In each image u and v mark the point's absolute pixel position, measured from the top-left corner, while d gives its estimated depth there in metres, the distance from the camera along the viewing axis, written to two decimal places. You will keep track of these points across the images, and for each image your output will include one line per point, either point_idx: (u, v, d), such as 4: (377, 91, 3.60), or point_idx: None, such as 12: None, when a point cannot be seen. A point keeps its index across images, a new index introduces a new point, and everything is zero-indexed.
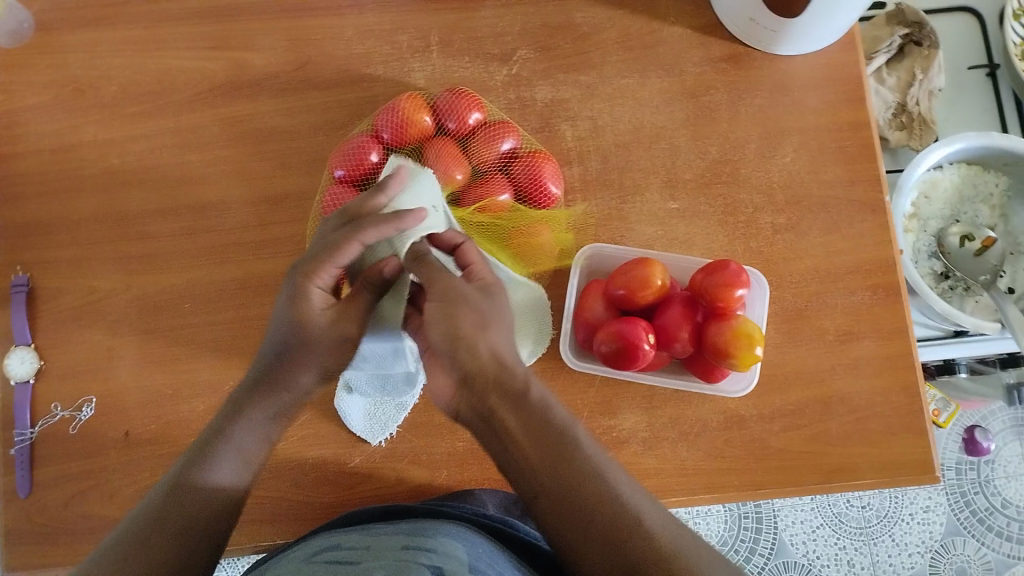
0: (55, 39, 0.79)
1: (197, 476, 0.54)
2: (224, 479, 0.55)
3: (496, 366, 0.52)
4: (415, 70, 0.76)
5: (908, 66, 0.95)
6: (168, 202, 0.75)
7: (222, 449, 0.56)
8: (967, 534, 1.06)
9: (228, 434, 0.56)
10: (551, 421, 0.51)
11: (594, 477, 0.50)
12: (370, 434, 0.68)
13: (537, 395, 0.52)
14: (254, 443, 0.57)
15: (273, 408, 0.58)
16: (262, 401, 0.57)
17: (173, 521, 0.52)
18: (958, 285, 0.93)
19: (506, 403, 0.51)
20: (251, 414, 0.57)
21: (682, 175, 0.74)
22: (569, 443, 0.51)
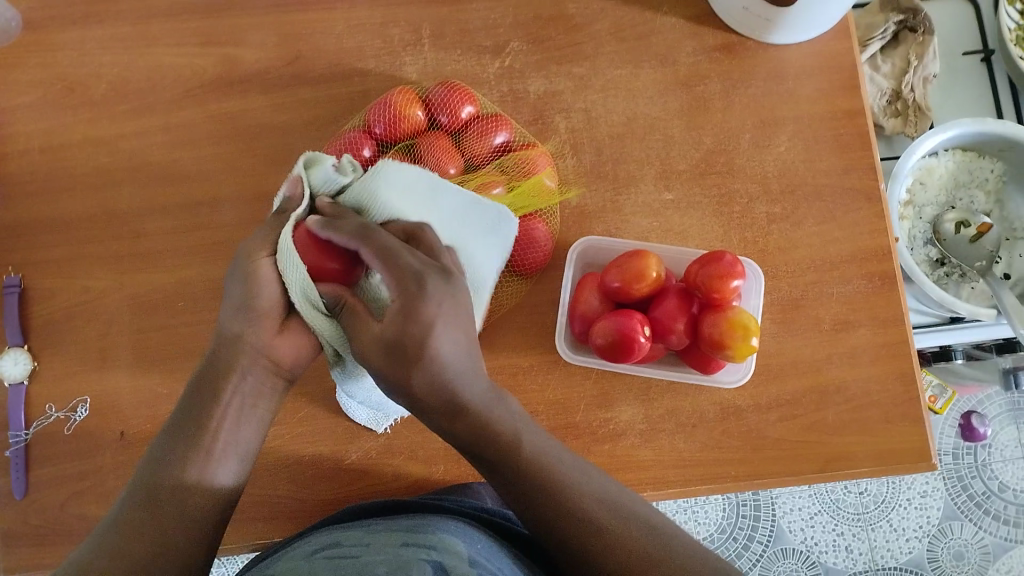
0: (44, 37, 0.78)
1: (169, 462, 0.52)
2: (190, 459, 0.51)
3: (429, 390, 0.48)
4: (407, 63, 0.76)
5: (904, 52, 0.94)
6: (160, 200, 0.74)
7: (184, 429, 0.52)
8: (965, 518, 1.06)
9: (195, 411, 0.53)
10: (497, 437, 0.50)
11: (554, 485, 0.50)
12: (375, 423, 0.68)
13: (479, 403, 0.50)
14: (213, 409, 0.53)
15: (228, 368, 0.53)
16: (219, 370, 0.53)
17: (151, 513, 0.50)
18: (954, 271, 0.93)
19: (449, 417, 0.50)
20: (206, 387, 0.53)
21: (677, 166, 0.73)
22: (523, 455, 0.51)
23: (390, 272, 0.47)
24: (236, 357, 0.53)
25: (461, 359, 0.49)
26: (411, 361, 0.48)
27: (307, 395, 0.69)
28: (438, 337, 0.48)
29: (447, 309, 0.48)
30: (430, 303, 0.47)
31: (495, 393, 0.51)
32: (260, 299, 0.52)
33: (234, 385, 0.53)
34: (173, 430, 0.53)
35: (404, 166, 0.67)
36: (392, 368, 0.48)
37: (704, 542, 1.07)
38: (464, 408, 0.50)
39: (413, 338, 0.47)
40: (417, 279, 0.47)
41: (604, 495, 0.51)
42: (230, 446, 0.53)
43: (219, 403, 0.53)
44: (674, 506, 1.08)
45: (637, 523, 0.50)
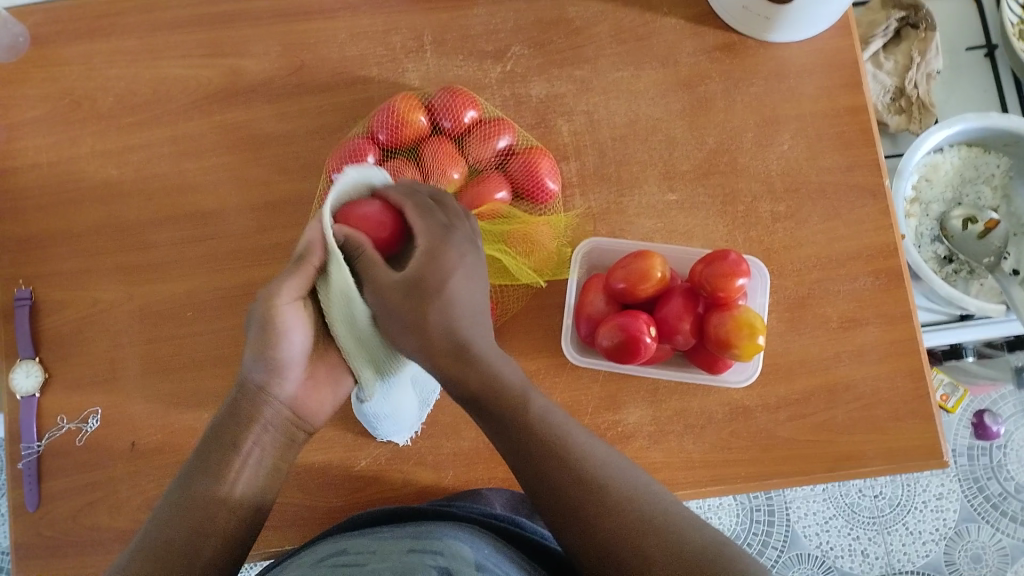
0: (50, 52, 0.79)
1: (196, 488, 0.52)
2: (220, 489, 0.53)
3: (444, 333, 0.53)
4: (409, 70, 0.76)
5: (906, 49, 0.94)
6: (167, 211, 0.75)
7: (208, 467, 0.53)
8: (981, 519, 1.05)
9: (217, 451, 0.54)
10: (503, 388, 0.53)
11: (560, 448, 0.51)
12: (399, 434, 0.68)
13: (488, 355, 0.54)
14: (231, 450, 0.54)
15: (250, 416, 0.55)
16: (236, 415, 0.55)
17: (175, 536, 0.50)
18: (963, 268, 0.92)
19: (457, 359, 0.53)
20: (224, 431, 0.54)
21: (680, 167, 0.73)
22: (533, 417, 0.52)
23: (412, 227, 0.55)
24: (258, 407, 0.55)
25: (471, 310, 0.55)
26: (430, 297, 0.53)
27: None
28: (451, 287, 0.54)
29: (461, 267, 0.55)
30: (444, 260, 0.54)
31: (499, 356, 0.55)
32: (287, 349, 0.54)
33: (247, 421, 0.55)
34: (195, 468, 0.54)
35: (408, 174, 0.68)
36: (405, 304, 0.52)
37: None
38: (473, 354, 0.53)
39: (427, 281, 0.53)
40: (430, 241, 0.54)
41: (614, 470, 0.50)
42: (251, 482, 0.54)
43: (240, 448, 0.54)
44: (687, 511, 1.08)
45: (645, 500, 0.49)
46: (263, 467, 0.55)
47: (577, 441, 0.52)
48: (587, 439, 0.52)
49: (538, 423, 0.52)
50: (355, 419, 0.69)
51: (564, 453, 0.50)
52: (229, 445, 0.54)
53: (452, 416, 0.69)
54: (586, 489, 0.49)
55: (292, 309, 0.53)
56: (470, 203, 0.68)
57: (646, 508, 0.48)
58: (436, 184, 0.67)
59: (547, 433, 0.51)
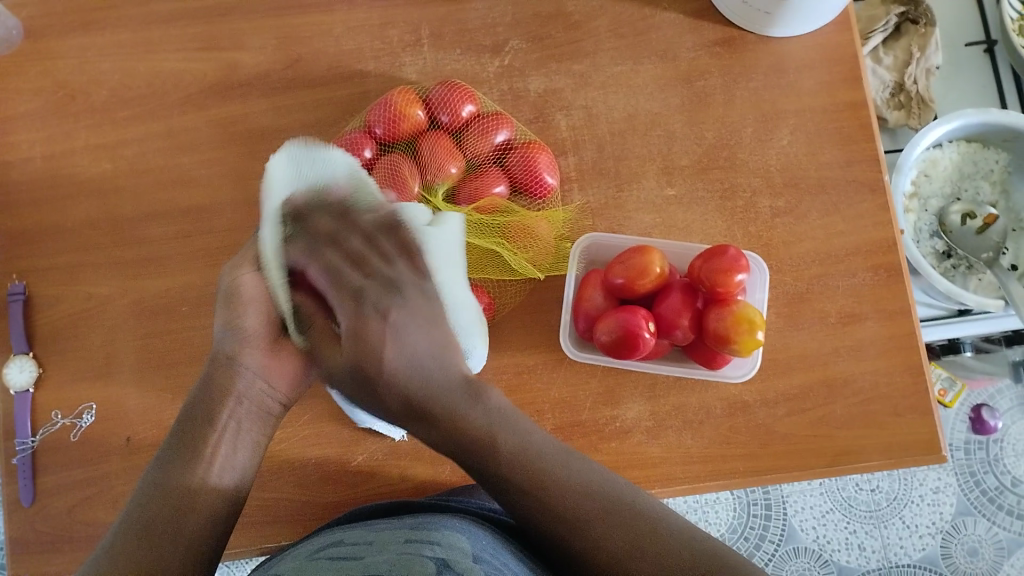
0: (44, 45, 0.78)
1: (169, 477, 0.54)
2: (193, 474, 0.54)
3: (400, 401, 0.54)
4: (406, 64, 0.76)
5: (905, 44, 0.94)
6: (163, 205, 0.75)
7: (183, 452, 0.55)
8: (978, 513, 1.05)
9: (192, 433, 0.56)
10: (471, 439, 0.52)
11: (543, 479, 0.50)
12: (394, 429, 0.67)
13: (456, 407, 0.53)
14: (205, 429, 0.56)
15: (225, 390, 0.58)
16: (209, 391, 0.58)
17: (148, 526, 0.51)
18: (961, 263, 0.92)
19: (421, 421, 0.54)
20: (198, 410, 0.57)
21: (679, 162, 0.73)
22: (504, 455, 0.51)
23: (335, 293, 0.56)
24: (230, 380, 0.58)
25: (421, 363, 0.54)
26: (373, 376, 0.54)
27: (311, 399, 0.69)
28: (390, 347, 0.54)
29: (399, 320, 0.55)
30: (376, 319, 0.55)
31: (474, 397, 0.54)
32: (246, 320, 0.59)
33: (223, 397, 0.58)
34: (166, 459, 0.55)
35: (406, 167, 0.68)
36: (364, 386, 0.55)
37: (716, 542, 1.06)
38: (433, 412, 0.53)
39: (365, 356, 0.54)
40: (356, 296, 0.55)
41: (600, 490, 0.50)
42: (227, 460, 0.56)
43: (216, 423, 0.57)
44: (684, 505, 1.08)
45: (633, 514, 0.49)
46: (235, 453, 0.57)
47: (558, 471, 0.51)
48: (565, 460, 0.51)
49: (514, 459, 0.51)
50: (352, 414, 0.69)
51: (546, 484, 0.50)
52: (204, 424, 0.56)
53: None
54: (573, 521, 0.49)
55: (250, 280, 0.59)
56: (467, 200, 0.69)
57: (636, 525, 0.48)
58: (434, 179, 0.68)
59: (525, 469, 0.51)
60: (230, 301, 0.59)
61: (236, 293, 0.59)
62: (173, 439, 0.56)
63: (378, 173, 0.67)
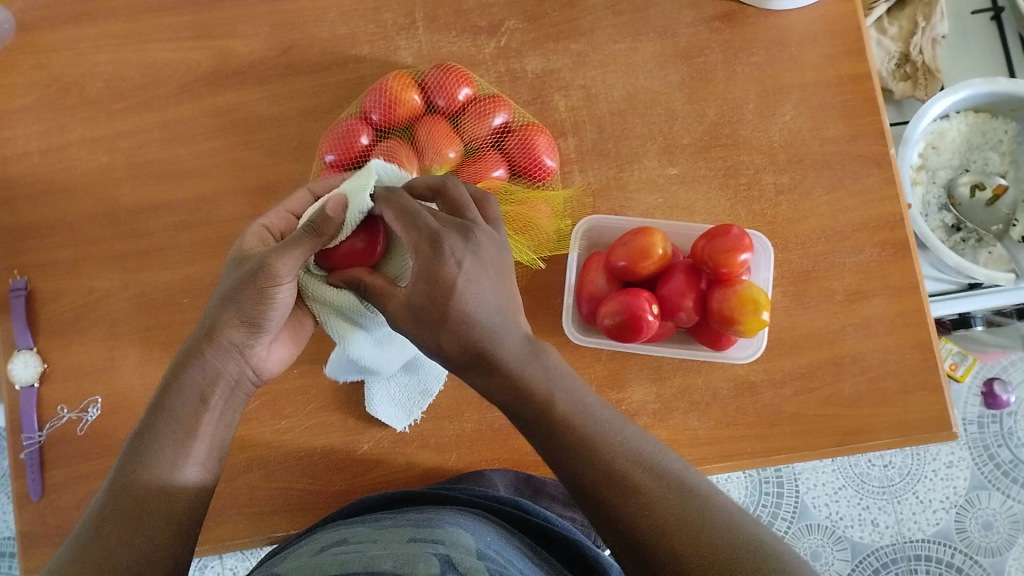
0: (37, 38, 0.77)
1: (144, 460, 0.48)
2: (181, 458, 0.49)
3: (460, 351, 0.48)
4: (401, 48, 0.75)
5: (910, 14, 0.92)
6: (161, 197, 0.74)
7: (170, 430, 0.50)
8: (992, 487, 1.05)
9: (175, 412, 0.50)
10: (531, 396, 0.48)
11: (594, 446, 0.46)
12: (395, 419, 0.68)
13: (514, 358, 0.48)
14: (200, 413, 0.51)
15: (219, 373, 0.52)
16: (199, 367, 0.52)
17: (139, 511, 0.47)
18: (971, 236, 0.91)
19: (484, 372, 0.48)
20: (184, 387, 0.51)
21: (680, 140, 0.72)
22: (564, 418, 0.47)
23: (410, 237, 0.49)
24: (226, 363, 0.53)
25: (490, 315, 0.48)
26: (438, 323, 0.48)
27: (315, 388, 0.69)
28: (457, 280, 0.47)
29: (470, 267, 0.48)
30: (451, 262, 0.48)
31: (532, 346, 0.49)
32: (271, 316, 0.52)
33: (212, 378, 0.52)
34: (144, 432, 0.50)
35: (401, 152, 0.66)
36: (421, 330, 0.48)
37: None
38: (497, 361, 0.48)
39: (435, 295, 0.47)
40: (434, 238, 0.48)
41: (653, 463, 0.46)
42: (215, 446, 0.52)
43: (208, 406, 0.52)
44: None
45: (694, 499, 0.45)
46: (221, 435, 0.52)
47: (613, 440, 0.47)
48: (615, 424, 0.48)
49: (568, 423, 0.47)
50: (357, 403, 0.69)
51: (598, 452, 0.46)
52: (192, 402, 0.51)
53: (454, 398, 0.68)
54: (631, 493, 0.45)
55: (288, 289, 0.52)
56: (466, 184, 0.68)
57: (694, 510, 0.44)
58: (431, 164, 0.66)
59: (578, 435, 0.47)
60: (256, 285, 0.51)
61: (268, 280, 0.50)
62: (159, 399, 0.51)
63: (374, 157, 0.66)
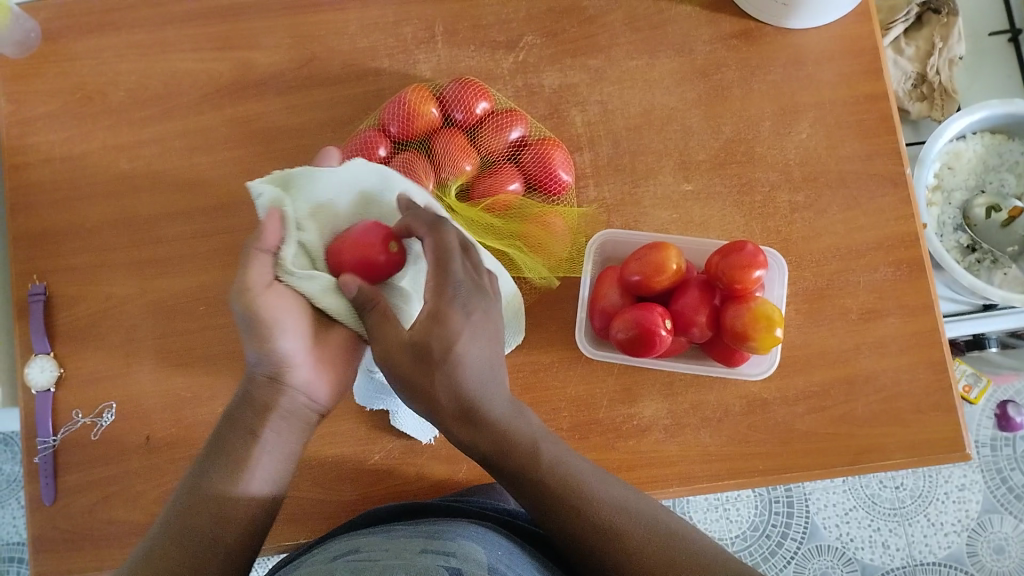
0: (62, 47, 0.79)
1: (198, 488, 0.52)
2: (235, 486, 0.52)
3: (451, 399, 0.49)
4: (420, 61, 0.76)
5: (927, 34, 0.92)
6: (180, 205, 0.75)
7: (223, 462, 0.53)
8: (1004, 511, 1.04)
9: (227, 448, 0.54)
10: (514, 447, 0.50)
11: (575, 493, 0.50)
12: (421, 431, 0.67)
13: (499, 414, 0.50)
14: (248, 445, 0.54)
15: (265, 406, 0.54)
16: (248, 404, 0.54)
17: (188, 538, 0.51)
18: (986, 258, 0.90)
19: (466, 424, 0.50)
20: (235, 425, 0.54)
21: (696, 157, 0.72)
22: (544, 466, 0.50)
23: (433, 276, 0.51)
24: (274, 396, 0.55)
25: (484, 371, 0.50)
26: (434, 364, 0.49)
27: None
28: (462, 333, 0.49)
29: (475, 320, 0.50)
30: (461, 312, 0.50)
31: (515, 404, 0.52)
32: (281, 337, 0.53)
33: (256, 412, 0.54)
34: (200, 471, 0.53)
35: (419, 164, 0.67)
36: (415, 371, 0.49)
37: (736, 540, 1.05)
38: (482, 416, 0.50)
39: (436, 338, 0.49)
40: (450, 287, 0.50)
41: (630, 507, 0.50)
42: (268, 477, 0.54)
43: (258, 440, 0.54)
44: (704, 503, 1.06)
45: (671, 536, 0.48)
46: (277, 468, 0.54)
47: (591, 489, 0.50)
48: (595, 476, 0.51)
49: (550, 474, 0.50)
50: (368, 413, 0.69)
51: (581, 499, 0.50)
52: (242, 438, 0.54)
53: None
54: (610, 536, 0.48)
55: (270, 299, 0.53)
56: (483, 194, 0.69)
57: (674, 546, 0.47)
58: (448, 177, 0.67)
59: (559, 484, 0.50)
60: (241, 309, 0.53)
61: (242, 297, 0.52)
62: (213, 442, 0.54)
63: (392, 171, 0.67)
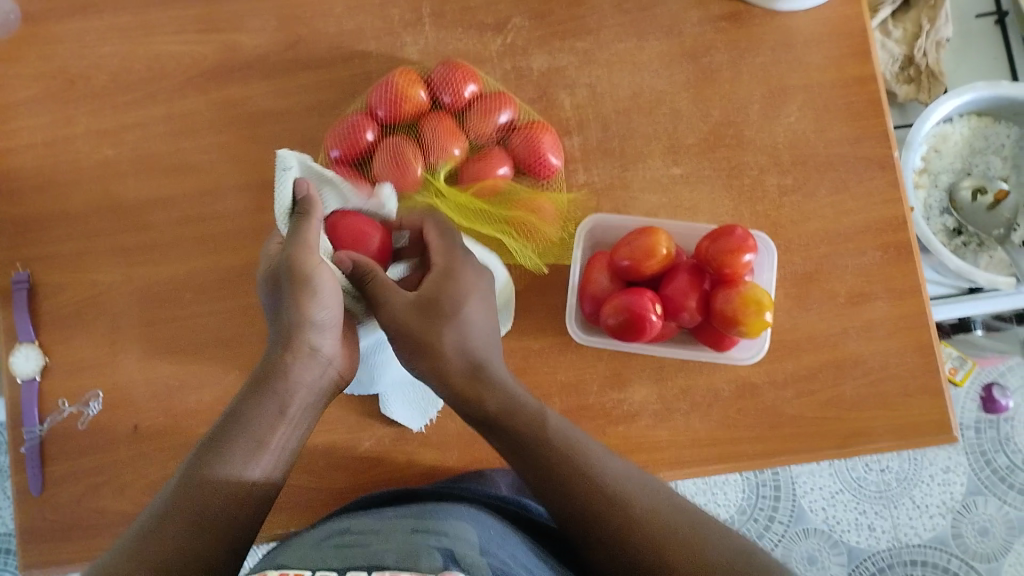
0: (43, 29, 0.77)
1: (211, 468, 0.49)
2: (247, 471, 0.50)
3: (459, 362, 0.55)
4: (407, 44, 0.75)
5: (915, 16, 0.92)
6: (165, 191, 0.74)
7: (243, 434, 0.51)
8: (988, 492, 1.05)
9: (242, 420, 0.51)
10: (517, 416, 0.53)
11: (573, 463, 0.51)
12: (410, 419, 0.67)
13: (499, 377, 0.56)
14: (274, 421, 0.52)
15: (292, 378, 0.53)
16: (281, 380, 0.53)
17: (194, 520, 0.47)
18: (972, 241, 0.91)
19: (474, 390, 0.55)
20: (263, 400, 0.52)
21: (685, 141, 0.72)
22: (546, 438, 0.52)
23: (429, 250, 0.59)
24: (299, 370, 0.53)
25: (484, 337, 0.57)
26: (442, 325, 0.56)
27: None
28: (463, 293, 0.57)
29: (480, 290, 0.59)
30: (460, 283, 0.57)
31: (510, 379, 0.56)
32: (322, 311, 0.54)
33: (284, 388, 0.53)
34: (210, 445, 0.51)
35: (407, 148, 0.66)
36: (423, 330, 0.55)
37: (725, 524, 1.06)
38: (487, 374, 0.55)
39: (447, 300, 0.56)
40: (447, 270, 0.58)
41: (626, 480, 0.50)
42: (284, 456, 0.52)
43: (283, 416, 0.52)
44: (693, 488, 1.07)
45: (666, 510, 0.48)
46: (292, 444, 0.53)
47: (596, 465, 0.51)
48: (599, 454, 0.52)
49: (547, 441, 0.52)
50: (358, 400, 0.69)
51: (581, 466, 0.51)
52: (268, 416, 0.52)
53: None
54: (614, 506, 0.48)
55: (326, 274, 0.54)
56: (470, 181, 0.68)
57: (670, 520, 0.47)
58: (436, 161, 0.66)
59: (560, 452, 0.51)
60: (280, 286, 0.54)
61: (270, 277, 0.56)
62: (226, 420, 0.52)
63: (380, 156, 0.66)
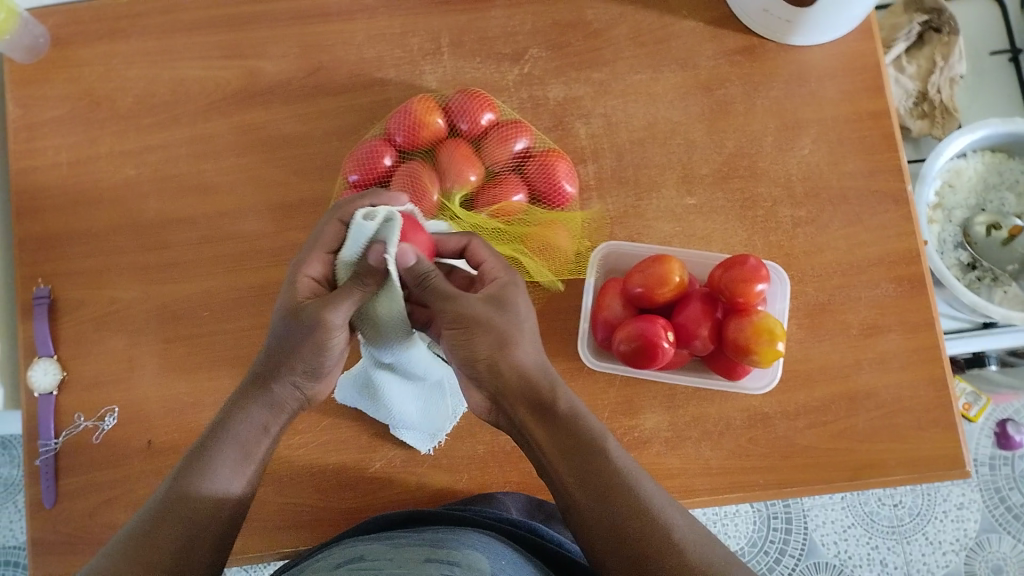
0: (72, 52, 0.79)
1: (195, 480, 0.51)
2: (230, 486, 0.52)
3: (513, 379, 0.54)
4: (426, 72, 0.76)
5: (929, 53, 0.93)
6: (185, 211, 0.75)
7: (233, 449, 0.53)
8: (1003, 530, 1.03)
9: (231, 437, 0.53)
10: (567, 429, 0.52)
11: (621, 483, 0.50)
12: (420, 442, 0.68)
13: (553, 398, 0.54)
14: (259, 437, 0.55)
15: (278, 404, 0.56)
16: (263, 399, 0.55)
17: (182, 528, 0.49)
18: (986, 275, 0.91)
19: (522, 403, 0.54)
20: (252, 411, 0.55)
21: (699, 171, 0.73)
22: (594, 447, 0.52)
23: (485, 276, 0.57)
24: (286, 396, 0.56)
25: (540, 364, 0.55)
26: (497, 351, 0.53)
27: (329, 405, 0.69)
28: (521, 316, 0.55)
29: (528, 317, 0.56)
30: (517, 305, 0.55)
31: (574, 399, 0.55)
32: (328, 361, 0.56)
33: (270, 407, 0.55)
34: (202, 449, 0.53)
35: (424, 174, 0.67)
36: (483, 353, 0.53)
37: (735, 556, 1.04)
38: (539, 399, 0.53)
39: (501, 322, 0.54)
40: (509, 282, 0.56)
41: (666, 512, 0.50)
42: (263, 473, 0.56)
43: (267, 436, 0.55)
44: (703, 518, 1.06)
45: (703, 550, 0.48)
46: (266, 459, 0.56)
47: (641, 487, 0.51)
48: (642, 479, 0.51)
49: (596, 456, 0.51)
50: (370, 421, 0.69)
51: (625, 487, 0.50)
52: (254, 431, 0.54)
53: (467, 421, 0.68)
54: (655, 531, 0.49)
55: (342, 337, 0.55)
56: (485, 205, 0.69)
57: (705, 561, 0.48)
58: (452, 186, 0.67)
59: (608, 469, 0.51)
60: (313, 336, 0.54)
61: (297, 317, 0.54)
62: (209, 438, 0.53)
63: (396, 180, 0.67)
